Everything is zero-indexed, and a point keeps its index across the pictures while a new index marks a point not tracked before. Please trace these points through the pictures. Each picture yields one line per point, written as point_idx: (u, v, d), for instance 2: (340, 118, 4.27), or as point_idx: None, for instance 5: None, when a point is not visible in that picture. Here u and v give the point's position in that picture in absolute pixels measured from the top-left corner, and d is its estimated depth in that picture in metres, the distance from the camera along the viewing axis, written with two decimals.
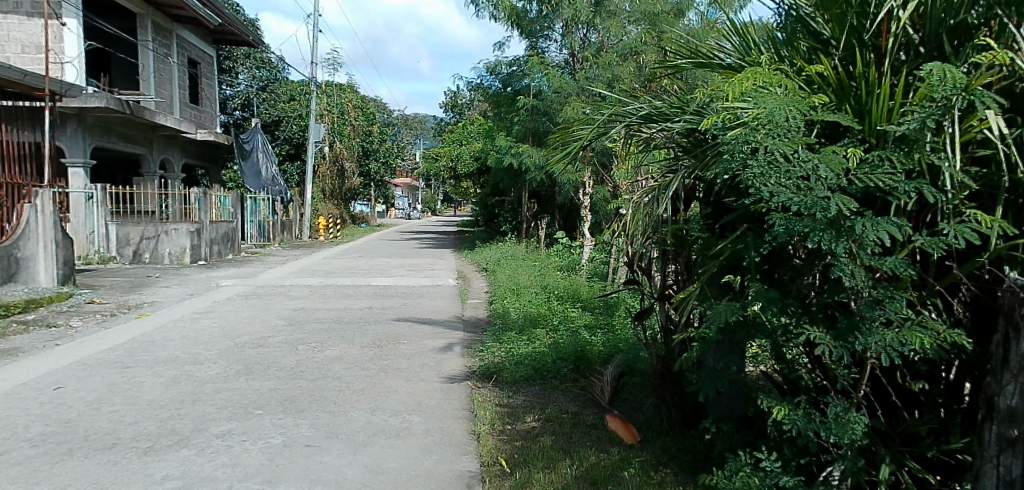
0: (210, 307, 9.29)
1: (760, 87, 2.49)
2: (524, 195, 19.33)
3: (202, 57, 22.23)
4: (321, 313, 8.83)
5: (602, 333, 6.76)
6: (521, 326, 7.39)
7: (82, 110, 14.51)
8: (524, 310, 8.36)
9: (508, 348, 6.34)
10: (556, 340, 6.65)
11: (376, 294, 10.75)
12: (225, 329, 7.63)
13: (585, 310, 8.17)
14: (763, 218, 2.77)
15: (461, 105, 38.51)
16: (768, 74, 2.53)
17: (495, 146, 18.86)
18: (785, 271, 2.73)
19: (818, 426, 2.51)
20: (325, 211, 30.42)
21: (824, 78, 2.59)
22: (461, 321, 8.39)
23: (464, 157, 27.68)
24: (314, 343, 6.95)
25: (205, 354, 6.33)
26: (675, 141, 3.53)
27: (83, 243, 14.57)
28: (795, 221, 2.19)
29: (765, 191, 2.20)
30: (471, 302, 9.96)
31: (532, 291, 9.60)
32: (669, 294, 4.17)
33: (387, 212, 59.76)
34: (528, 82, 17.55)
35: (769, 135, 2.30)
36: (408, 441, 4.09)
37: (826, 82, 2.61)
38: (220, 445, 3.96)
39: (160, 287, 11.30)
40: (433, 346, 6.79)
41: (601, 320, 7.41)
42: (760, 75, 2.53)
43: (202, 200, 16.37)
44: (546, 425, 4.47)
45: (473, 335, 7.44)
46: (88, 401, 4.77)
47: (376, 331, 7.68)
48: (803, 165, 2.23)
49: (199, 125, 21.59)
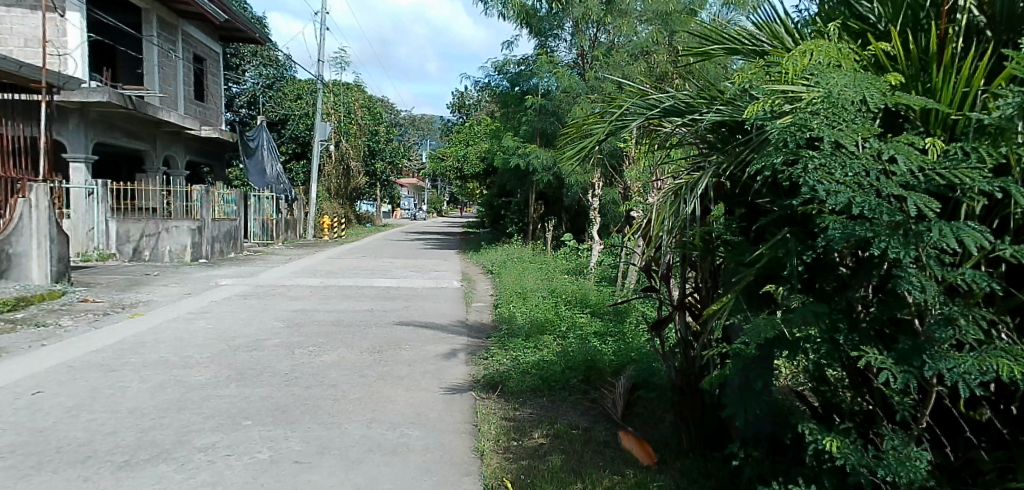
0: (207, 307, 9.01)
1: (820, 64, 2.16)
2: (531, 196, 18.99)
3: (209, 54, 22.04)
4: (321, 315, 8.54)
5: (614, 341, 6.44)
6: (528, 331, 7.08)
7: (83, 105, 14.30)
8: (531, 315, 8.04)
9: (514, 356, 6.03)
10: (565, 347, 6.33)
11: (379, 296, 10.44)
12: (220, 331, 7.35)
13: (595, 316, 7.83)
14: (808, 221, 2.47)
15: (469, 106, 38.23)
16: (829, 49, 2.19)
17: (502, 146, 18.54)
18: (828, 281, 2.43)
19: (874, 462, 2.18)
20: (330, 210, 30.18)
21: (881, 62, 2.29)
22: (465, 325, 8.08)
23: (470, 157, 27.36)
24: (312, 347, 6.66)
25: (196, 358, 6.03)
26: (700, 136, 3.26)
27: (82, 239, 14.35)
28: (859, 224, 1.88)
29: (823, 190, 1.90)
30: (475, 306, 9.65)
31: (539, 295, 9.28)
32: (689, 303, 3.87)
33: (393, 212, 59.50)
34: (536, 82, 17.22)
35: (833, 120, 1.98)
36: (405, 459, 3.77)
37: (884, 65, 2.29)
38: (201, 460, 3.65)
39: (158, 286, 11.05)
40: (436, 353, 6.48)
41: (611, 327, 7.08)
42: (821, 50, 2.19)
43: (204, 197, 16.13)
44: (555, 442, 4.14)
45: (477, 341, 7.13)
46: (66, 407, 4.48)
47: (376, 335, 7.38)
48: (870, 159, 1.92)
49: (204, 122, 21.41)
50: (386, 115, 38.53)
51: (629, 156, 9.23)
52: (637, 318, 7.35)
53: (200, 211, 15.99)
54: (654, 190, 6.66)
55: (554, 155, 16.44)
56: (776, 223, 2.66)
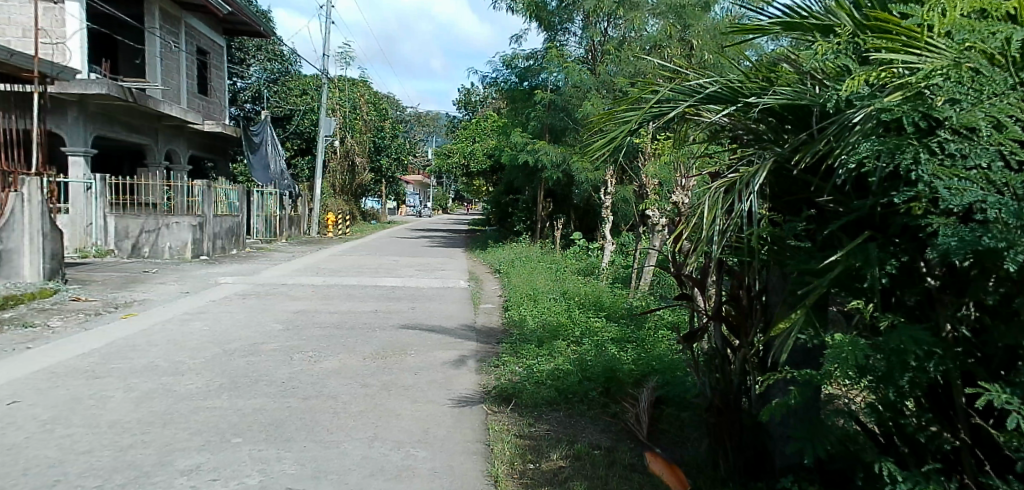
0: (205, 307, 8.66)
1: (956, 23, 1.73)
2: (539, 194, 18.58)
3: (213, 47, 21.68)
4: (323, 316, 8.17)
5: (633, 349, 6.03)
6: (542, 336, 6.67)
7: (82, 97, 13.97)
8: (543, 318, 7.65)
9: (528, 364, 5.63)
10: (581, 354, 5.94)
11: (383, 296, 10.05)
12: (216, 333, 6.99)
13: (610, 320, 7.44)
14: (897, 223, 2.09)
15: (475, 102, 37.88)
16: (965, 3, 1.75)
17: (510, 142, 18.12)
18: (913, 293, 2.14)
19: None
20: (335, 207, 29.79)
21: None
22: (474, 329, 7.68)
23: (477, 154, 26.97)
24: (312, 352, 6.29)
25: (188, 364, 5.66)
26: (750, 127, 2.96)
27: (81, 235, 14.09)
28: (991, 230, 1.50)
29: (945, 189, 1.52)
30: (484, 307, 9.26)
31: (551, 297, 8.88)
32: (726, 314, 3.52)
33: (398, 209, 59.15)
34: (546, 77, 16.82)
35: (968, 95, 1.58)
36: (410, 486, 3.37)
37: None
38: (183, 485, 3.27)
39: (156, 284, 10.70)
40: (444, 359, 6.10)
41: (629, 332, 6.68)
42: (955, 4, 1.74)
43: (206, 192, 15.79)
44: (575, 465, 3.74)
45: (487, 346, 6.75)
46: (41, 421, 4.12)
47: (381, 339, 7.00)
48: (1005, 149, 1.55)
49: (208, 116, 21.07)
50: (392, 110, 38.14)
51: (646, 152, 8.82)
52: (657, 324, 6.94)
53: (201, 206, 15.64)
54: (680, 189, 6.24)
55: (564, 151, 16.03)
56: (848, 227, 2.29)
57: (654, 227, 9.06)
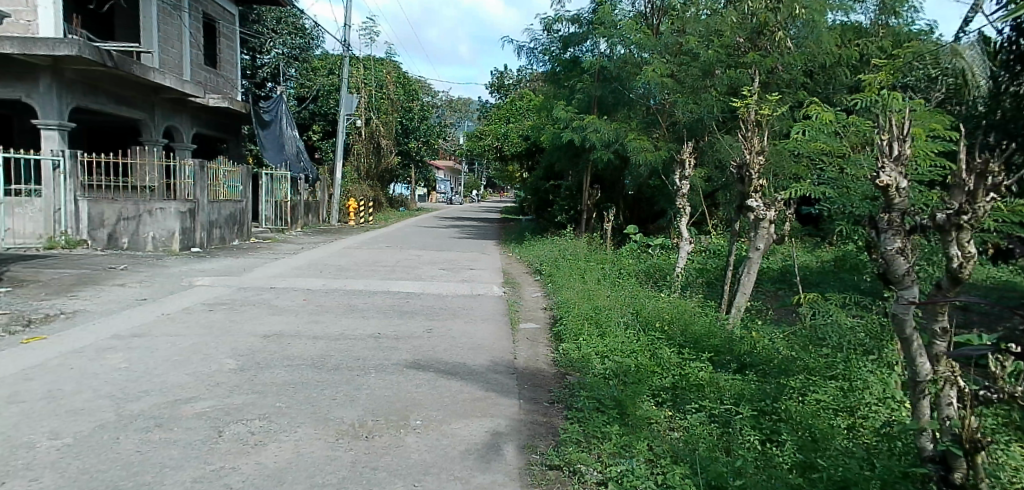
0: (152, 325, 6.40)
1: None
2: (585, 179, 15.85)
3: (223, 15, 19.47)
4: (301, 345, 5.84)
5: (790, 438, 3.60)
6: (623, 397, 4.22)
7: (57, 61, 11.95)
8: (619, 357, 5.20)
9: (614, 472, 3.21)
10: (702, 445, 3.50)
11: (391, 310, 7.64)
12: (130, 377, 4.67)
13: (718, 366, 5.01)
14: None
15: (508, 86, 35.71)
16: None
17: (552, 119, 15.37)
18: None
19: None
20: (358, 192, 27.45)
21: None
22: (514, 373, 5.22)
23: (511, 135, 24.59)
24: (262, 423, 3.94)
25: (34, 453, 3.35)
26: None
27: (44, 221, 12.15)
28: None
29: None
30: (524, 331, 6.76)
31: (619, 320, 6.35)
32: None
33: (428, 194, 56.78)
34: (595, 42, 14.22)
35: None
36: None
37: None
38: None
39: (110, 286, 8.47)
40: (468, 446, 3.69)
41: (764, 392, 4.26)
42: None
43: (199, 174, 13.51)
44: None
45: (536, 412, 4.31)
46: None
47: (375, 391, 4.63)
48: None
49: (215, 91, 18.81)
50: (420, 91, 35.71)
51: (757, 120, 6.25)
52: (805, 383, 4.40)
53: (193, 190, 13.43)
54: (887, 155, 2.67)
55: (618, 128, 12.93)
56: None
57: (757, 224, 6.37)
